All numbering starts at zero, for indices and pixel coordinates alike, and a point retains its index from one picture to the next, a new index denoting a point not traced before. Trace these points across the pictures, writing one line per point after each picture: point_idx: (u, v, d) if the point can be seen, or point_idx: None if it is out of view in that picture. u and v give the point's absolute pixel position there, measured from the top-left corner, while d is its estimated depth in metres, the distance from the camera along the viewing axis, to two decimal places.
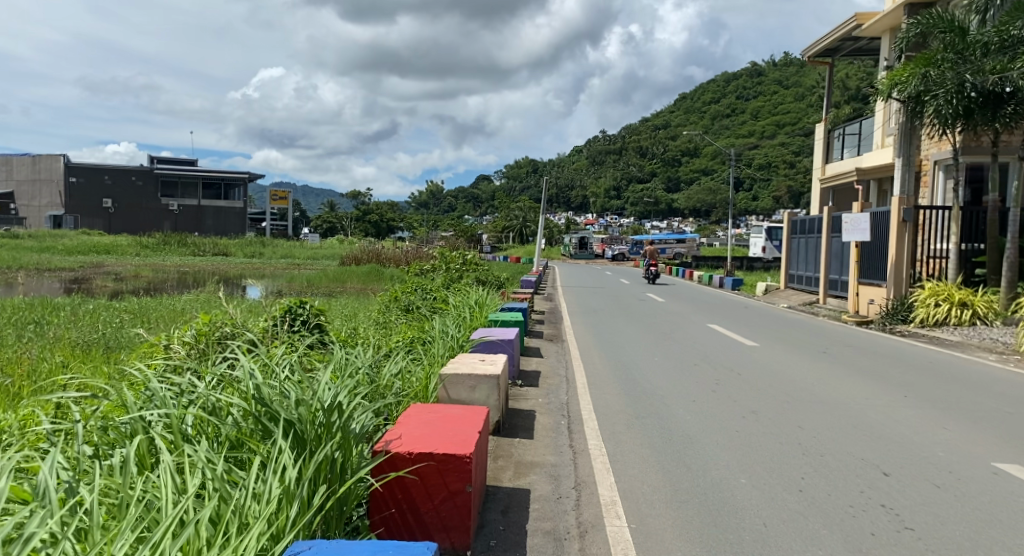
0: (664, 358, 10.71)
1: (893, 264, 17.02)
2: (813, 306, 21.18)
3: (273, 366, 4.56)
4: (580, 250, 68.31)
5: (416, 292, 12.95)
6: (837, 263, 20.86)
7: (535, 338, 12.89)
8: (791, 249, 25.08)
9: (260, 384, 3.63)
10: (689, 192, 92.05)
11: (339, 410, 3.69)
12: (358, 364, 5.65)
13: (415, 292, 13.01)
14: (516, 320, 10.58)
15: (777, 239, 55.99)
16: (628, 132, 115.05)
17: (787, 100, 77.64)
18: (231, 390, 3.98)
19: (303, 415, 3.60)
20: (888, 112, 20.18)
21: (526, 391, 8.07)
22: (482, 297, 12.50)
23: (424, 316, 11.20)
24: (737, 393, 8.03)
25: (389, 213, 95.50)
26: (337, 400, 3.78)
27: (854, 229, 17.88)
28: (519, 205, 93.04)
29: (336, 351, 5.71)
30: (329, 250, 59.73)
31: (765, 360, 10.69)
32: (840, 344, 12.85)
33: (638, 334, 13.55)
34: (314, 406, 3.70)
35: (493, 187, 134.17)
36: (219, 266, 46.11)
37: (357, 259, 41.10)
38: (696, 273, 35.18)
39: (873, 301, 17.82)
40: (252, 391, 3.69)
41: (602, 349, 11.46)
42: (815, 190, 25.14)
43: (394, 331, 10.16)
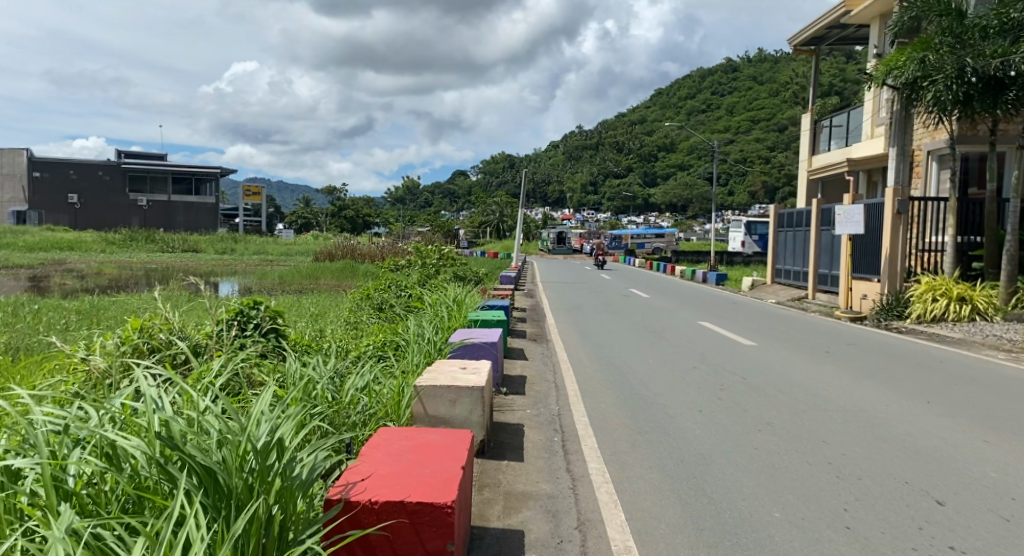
0: (658, 359, 9.95)
1: (887, 258, 16.37)
2: (802, 302, 20.57)
3: (197, 388, 3.75)
4: (558, 246, 67.61)
5: (389, 289, 12.05)
6: (826, 257, 20.25)
7: (519, 338, 12.08)
8: (777, 243, 24.47)
9: (167, 420, 2.83)
10: (667, 187, 91.74)
11: (277, 450, 2.92)
12: (318, 377, 4.77)
13: (389, 289, 12.12)
14: (499, 319, 9.72)
15: (756, 233, 55.69)
16: (605, 127, 114.59)
17: (762, 96, 77.58)
18: (134, 423, 3.18)
19: (227, 459, 2.82)
20: (880, 101, 19.60)
21: (512, 400, 7.27)
22: (460, 294, 11.64)
23: (398, 316, 10.32)
24: (745, 401, 7.25)
25: (365, 208, 94.24)
26: (275, 437, 3.00)
27: (848, 221, 17.21)
28: (496, 200, 92.19)
29: (291, 362, 4.83)
30: (304, 246, 58.53)
31: (766, 362, 9.94)
32: (840, 342, 12.19)
33: (628, 333, 12.78)
34: (243, 445, 2.91)
35: (470, 182, 133.21)
36: (189, 263, 44.83)
37: (332, 255, 40.10)
38: (678, 269, 34.56)
39: (866, 296, 17.20)
40: (158, 429, 2.88)
41: (592, 350, 10.67)
42: (801, 183, 24.57)
43: (365, 332, 9.27)
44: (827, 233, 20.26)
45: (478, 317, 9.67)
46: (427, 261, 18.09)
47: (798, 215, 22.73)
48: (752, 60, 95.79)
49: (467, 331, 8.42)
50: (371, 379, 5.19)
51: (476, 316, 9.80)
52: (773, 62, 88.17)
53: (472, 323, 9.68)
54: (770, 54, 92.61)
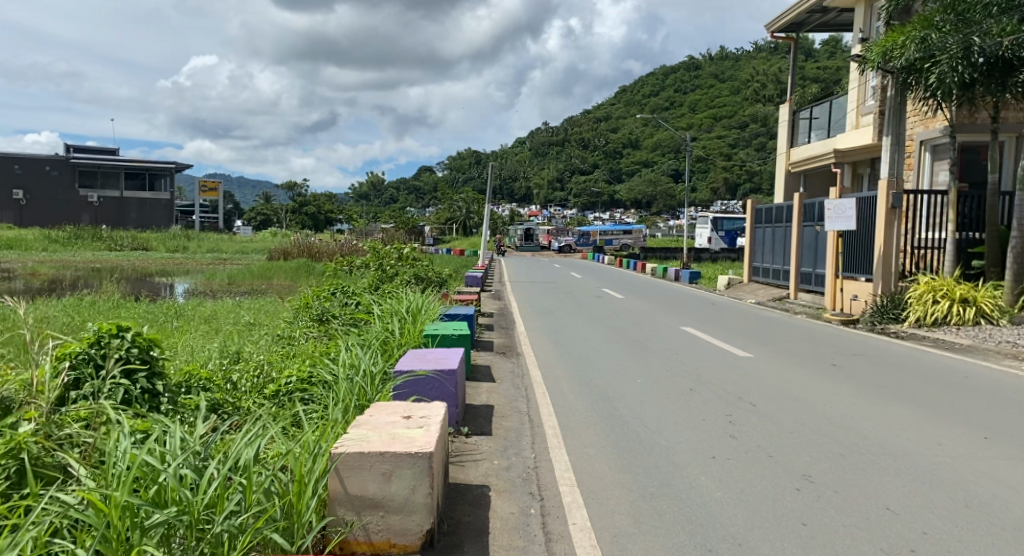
0: (645, 377, 8.53)
1: (881, 255, 15.15)
2: (784, 302, 19.39)
3: None
4: (524, 242, 66.40)
5: (337, 295, 10.48)
6: (810, 255, 19.08)
7: (484, 351, 10.58)
8: (755, 239, 23.28)
9: None
10: (632, 182, 90.97)
11: None
12: (167, 455, 3.29)
13: (338, 294, 10.53)
14: (458, 334, 8.18)
15: (723, 229, 54.98)
16: (569, 124, 113.73)
17: (723, 94, 77.22)
18: None
19: None
20: (867, 88, 18.47)
21: (477, 444, 5.80)
22: (416, 301, 10.06)
23: (339, 331, 8.71)
24: (768, 443, 5.82)
25: (327, 204, 91.89)
26: None
27: (838, 217, 16.00)
28: (462, 197, 90.35)
29: (126, 434, 3.39)
30: (260, 243, 56.23)
31: (772, 381, 8.57)
32: (841, 352, 10.91)
33: (608, 343, 11.40)
34: None
35: (435, 178, 131.53)
36: (136, 262, 42.44)
37: (287, 254, 38.26)
38: (647, 266, 33.33)
39: (857, 297, 16.02)
40: None
41: (569, 366, 9.22)
42: (779, 176, 23.42)
43: (301, 351, 7.76)
44: (812, 229, 19.07)
45: (435, 332, 8.12)
46: (384, 263, 16.42)
47: (778, 210, 21.53)
48: (713, 58, 95.52)
49: (421, 351, 6.94)
50: (267, 446, 3.66)
51: (432, 329, 8.26)
52: (734, 61, 88.06)
53: (429, 342, 8.12)
54: (732, 53, 92.43)
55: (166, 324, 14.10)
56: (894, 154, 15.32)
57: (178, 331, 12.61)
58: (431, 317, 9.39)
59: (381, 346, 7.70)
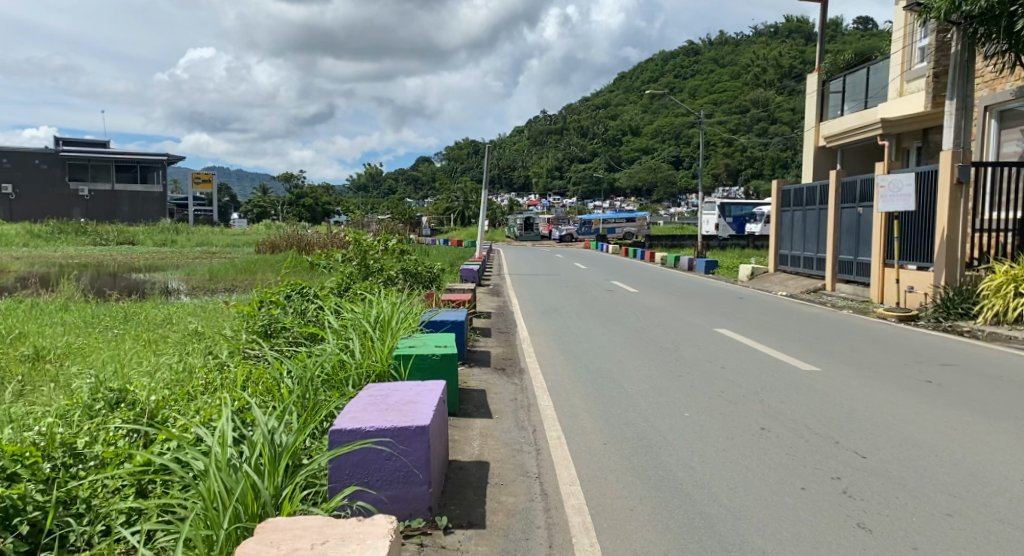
0: (694, 408, 6.36)
1: (945, 240, 13.04)
2: (820, 295, 17.27)
3: None
4: (525, 232, 63.76)
5: (300, 291, 8.35)
6: (850, 241, 16.92)
7: (477, 366, 8.40)
8: (780, 225, 21.07)
9: None
10: (633, 170, 88.78)
11: None
12: None
13: (302, 291, 8.42)
14: (434, 359, 5.97)
15: (730, 216, 52.86)
16: (568, 112, 111.50)
17: (724, 79, 75.06)
18: None
19: None
20: (914, 49, 16.62)
21: (462, 553, 3.68)
22: (391, 305, 7.86)
23: (283, 354, 6.48)
24: (929, 544, 3.82)
25: (325, 194, 89.58)
26: None
27: (893, 196, 13.88)
28: (462, 186, 88.03)
29: None
30: (252, 236, 53.94)
31: (863, 409, 6.38)
32: (922, 361, 8.71)
33: (633, 352, 9.24)
34: None
35: (434, 168, 129.43)
36: (119, 257, 39.98)
37: (275, 246, 35.92)
38: (656, 256, 31.15)
39: (914, 290, 13.83)
40: None
41: (589, 391, 7.04)
42: (808, 155, 21.27)
43: (228, 385, 5.73)
44: (852, 211, 16.88)
45: (407, 353, 5.92)
46: (367, 258, 14.05)
47: (808, 192, 19.33)
48: (712, 44, 93.30)
49: (380, 385, 4.85)
50: None
51: (403, 349, 6.09)
52: (734, 45, 85.95)
53: (399, 365, 5.93)
54: (731, 38, 90.12)
55: (103, 332, 11.81)
56: (961, 120, 13.04)
57: (109, 343, 10.33)
58: (412, 327, 7.23)
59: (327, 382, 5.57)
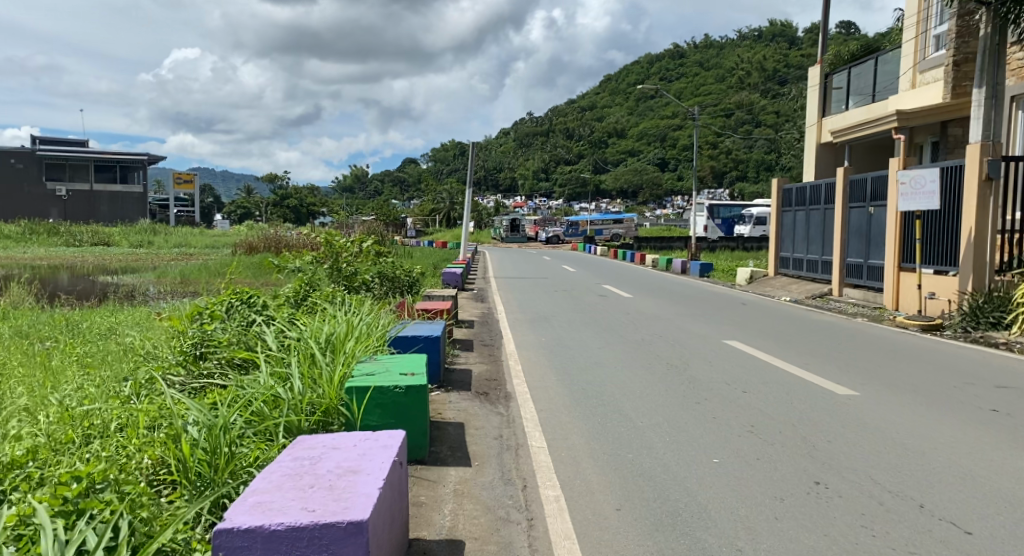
0: (722, 452, 5.10)
1: (973, 242, 11.92)
2: (828, 301, 16.09)
3: None
4: (513, 233, 62.40)
5: (248, 297, 6.98)
6: (860, 243, 15.76)
7: (454, 391, 7.07)
8: (781, 226, 19.89)
9: None
10: (620, 171, 87.93)
11: None
12: None
13: (253, 296, 7.06)
14: (396, 392, 4.63)
15: (719, 218, 51.89)
16: (555, 114, 110.42)
17: (709, 81, 74.15)
18: None
19: None
20: (930, 37, 15.63)
21: None
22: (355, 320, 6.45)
23: (208, 388, 5.13)
24: None
25: (308, 195, 87.78)
26: None
27: (915, 192, 12.52)
28: (449, 187, 86.58)
29: None
30: (231, 237, 52.22)
31: (933, 452, 5.13)
32: (971, 383, 7.50)
33: (637, 373, 7.96)
34: None
35: (419, 170, 127.98)
36: (89, 259, 38.17)
37: (251, 248, 34.32)
38: (647, 258, 29.94)
39: (936, 296, 12.67)
40: None
41: (591, 428, 5.75)
42: (810, 152, 20.15)
43: (127, 427, 4.49)
44: (862, 211, 15.71)
45: (360, 384, 4.58)
46: (340, 261, 12.63)
47: (813, 190, 18.17)
48: (697, 47, 92.48)
49: (309, 439, 3.61)
50: None
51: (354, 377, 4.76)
52: (721, 48, 85.31)
53: (349, 398, 4.59)
54: (716, 41, 89.27)
55: (31, 345, 10.31)
56: (992, 111, 11.93)
57: (33, 358, 8.90)
58: (375, 348, 5.91)
59: (248, 432, 4.22)
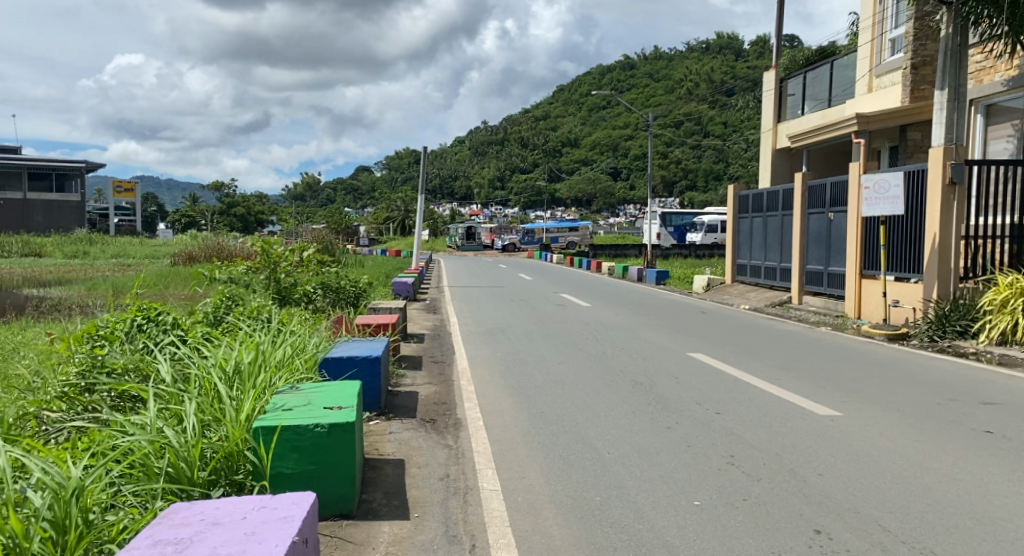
0: (705, 493, 4.45)
1: (937, 248, 11.57)
2: (788, 309, 15.72)
3: None
4: (467, 241, 61.63)
5: (156, 318, 6.11)
6: (819, 249, 15.41)
7: (396, 418, 6.29)
8: (738, 232, 19.55)
9: None
10: (573, 179, 87.90)
11: None
12: None
13: (159, 313, 6.18)
14: (313, 433, 3.96)
15: (672, 226, 52.02)
16: (508, 123, 110.13)
17: (660, 91, 74.64)
18: None
19: None
20: (885, 41, 15.37)
21: None
22: (276, 346, 5.65)
23: (82, 430, 4.27)
24: None
25: (256, 203, 85.57)
26: None
27: (877, 198, 12.17)
28: (401, 194, 85.32)
29: None
30: (172, 246, 50.22)
31: (937, 488, 4.56)
32: (954, 399, 7.03)
33: (598, 392, 7.29)
34: None
35: (371, 178, 126.33)
36: (17, 270, 36.06)
37: (191, 257, 32.78)
38: (602, 265, 29.48)
39: (899, 304, 12.32)
40: None
41: (552, 463, 5.06)
42: (766, 158, 19.86)
43: None
44: (820, 217, 15.38)
45: (268, 425, 3.92)
46: (278, 271, 11.75)
47: (770, 196, 17.82)
48: (647, 58, 93.27)
49: (185, 509, 2.91)
50: None
51: (264, 415, 4.10)
52: (671, 58, 86.13)
53: (257, 441, 3.91)
54: (664, 52, 90.14)
55: None
56: (954, 113, 11.59)
57: None
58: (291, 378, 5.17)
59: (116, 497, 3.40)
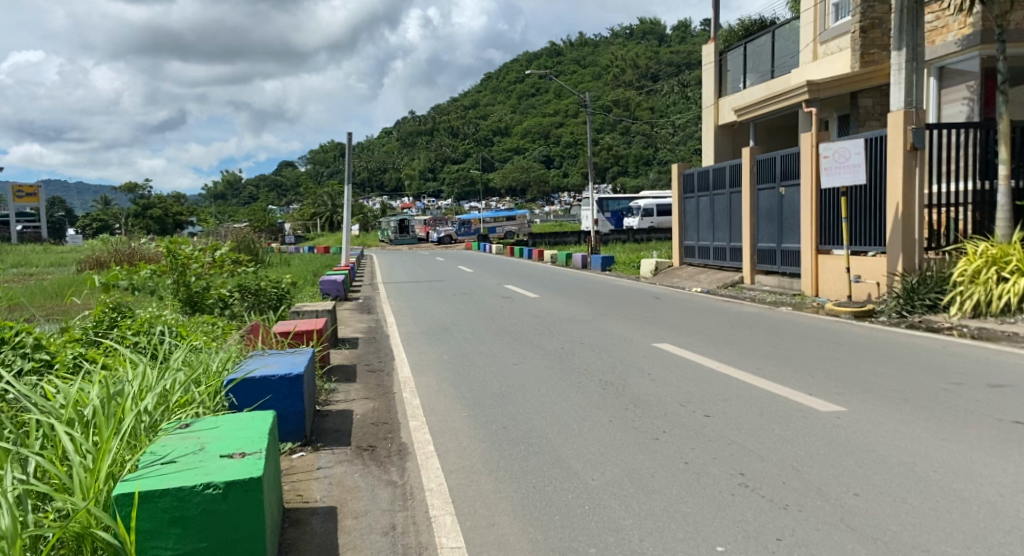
0: (730, 537, 3.45)
1: (900, 219, 10.92)
2: (742, 289, 15.04)
3: None
4: (399, 234, 60.28)
5: (8, 338, 5.01)
6: (771, 226, 14.74)
7: (326, 448, 5.11)
8: (684, 213, 18.84)
9: None
10: (505, 169, 86.95)
11: None
12: None
13: (13, 337, 5.08)
14: (203, 497, 2.83)
15: (607, 211, 51.62)
16: (435, 114, 108.43)
17: (587, 77, 74.30)
18: None
19: None
20: (828, 6, 14.79)
21: None
22: (160, 377, 4.45)
23: None
24: None
25: (177, 204, 81.95)
26: None
27: (836, 168, 11.52)
28: (329, 189, 82.98)
29: None
30: (86, 251, 47.30)
31: (1006, 505, 3.68)
32: (961, 383, 6.27)
33: (565, 398, 6.26)
34: None
35: (298, 174, 123.00)
36: None
37: (105, 263, 30.57)
38: (542, 254, 28.57)
39: (862, 279, 11.67)
40: None
41: (526, 502, 4.00)
42: (708, 135, 19.19)
43: None
44: (770, 192, 14.72)
45: (134, 491, 2.77)
46: (188, 274, 10.37)
47: (716, 174, 17.12)
48: (571, 45, 93.02)
49: None
50: None
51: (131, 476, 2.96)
52: (596, 45, 85.91)
53: (112, 517, 2.75)
54: (589, 39, 89.87)
55: None
56: (912, 75, 10.98)
57: None
58: (174, 416, 4.02)
59: None
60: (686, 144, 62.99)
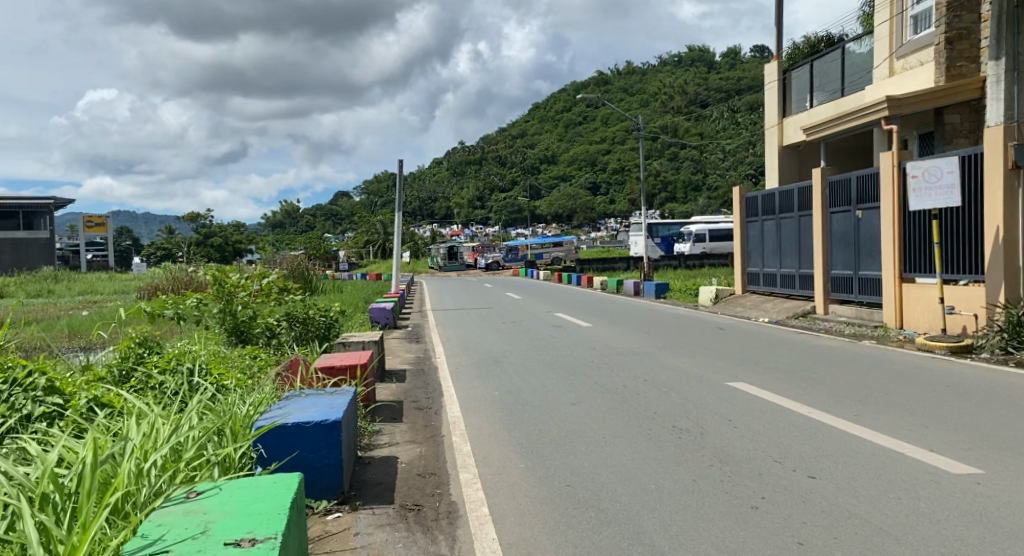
0: None
1: (1002, 244, 9.86)
2: (815, 320, 14.01)
3: None
4: (449, 261, 60.08)
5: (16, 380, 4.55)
6: (847, 252, 13.72)
7: (366, 507, 4.41)
8: (747, 239, 17.88)
9: None
10: (555, 196, 86.57)
11: None
12: None
13: (25, 377, 4.64)
14: None
15: (659, 238, 50.59)
16: (484, 142, 108.97)
17: (636, 104, 73.73)
18: None
19: None
20: (906, 18, 13.85)
21: None
22: (169, 433, 3.85)
23: None
24: None
25: (233, 232, 83.45)
26: None
27: (926, 191, 10.59)
28: (380, 217, 83.54)
29: None
30: (143, 279, 48.04)
31: None
32: None
33: (638, 448, 5.49)
34: None
35: (350, 202, 124.69)
36: None
37: (159, 290, 30.75)
38: (593, 281, 27.78)
39: (956, 310, 10.59)
40: None
41: None
42: (772, 157, 18.28)
43: None
44: (845, 215, 13.72)
45: None
46: (234, 303, 9.85)
47: (783, 198, 16.16)
48: (620, 72, 92.74)
49: None
50: None
51: None
52: (645, 72, 85.43)
53: None
54: (638, 66, 89.51)
55: None
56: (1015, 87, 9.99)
57: None
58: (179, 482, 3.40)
59: None
60: (739, 170, 61.69)
